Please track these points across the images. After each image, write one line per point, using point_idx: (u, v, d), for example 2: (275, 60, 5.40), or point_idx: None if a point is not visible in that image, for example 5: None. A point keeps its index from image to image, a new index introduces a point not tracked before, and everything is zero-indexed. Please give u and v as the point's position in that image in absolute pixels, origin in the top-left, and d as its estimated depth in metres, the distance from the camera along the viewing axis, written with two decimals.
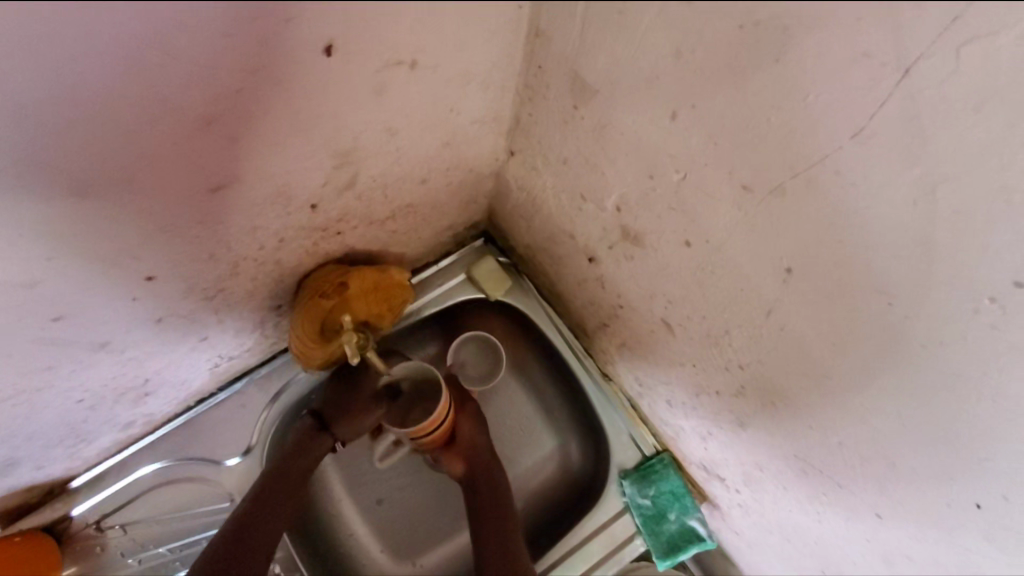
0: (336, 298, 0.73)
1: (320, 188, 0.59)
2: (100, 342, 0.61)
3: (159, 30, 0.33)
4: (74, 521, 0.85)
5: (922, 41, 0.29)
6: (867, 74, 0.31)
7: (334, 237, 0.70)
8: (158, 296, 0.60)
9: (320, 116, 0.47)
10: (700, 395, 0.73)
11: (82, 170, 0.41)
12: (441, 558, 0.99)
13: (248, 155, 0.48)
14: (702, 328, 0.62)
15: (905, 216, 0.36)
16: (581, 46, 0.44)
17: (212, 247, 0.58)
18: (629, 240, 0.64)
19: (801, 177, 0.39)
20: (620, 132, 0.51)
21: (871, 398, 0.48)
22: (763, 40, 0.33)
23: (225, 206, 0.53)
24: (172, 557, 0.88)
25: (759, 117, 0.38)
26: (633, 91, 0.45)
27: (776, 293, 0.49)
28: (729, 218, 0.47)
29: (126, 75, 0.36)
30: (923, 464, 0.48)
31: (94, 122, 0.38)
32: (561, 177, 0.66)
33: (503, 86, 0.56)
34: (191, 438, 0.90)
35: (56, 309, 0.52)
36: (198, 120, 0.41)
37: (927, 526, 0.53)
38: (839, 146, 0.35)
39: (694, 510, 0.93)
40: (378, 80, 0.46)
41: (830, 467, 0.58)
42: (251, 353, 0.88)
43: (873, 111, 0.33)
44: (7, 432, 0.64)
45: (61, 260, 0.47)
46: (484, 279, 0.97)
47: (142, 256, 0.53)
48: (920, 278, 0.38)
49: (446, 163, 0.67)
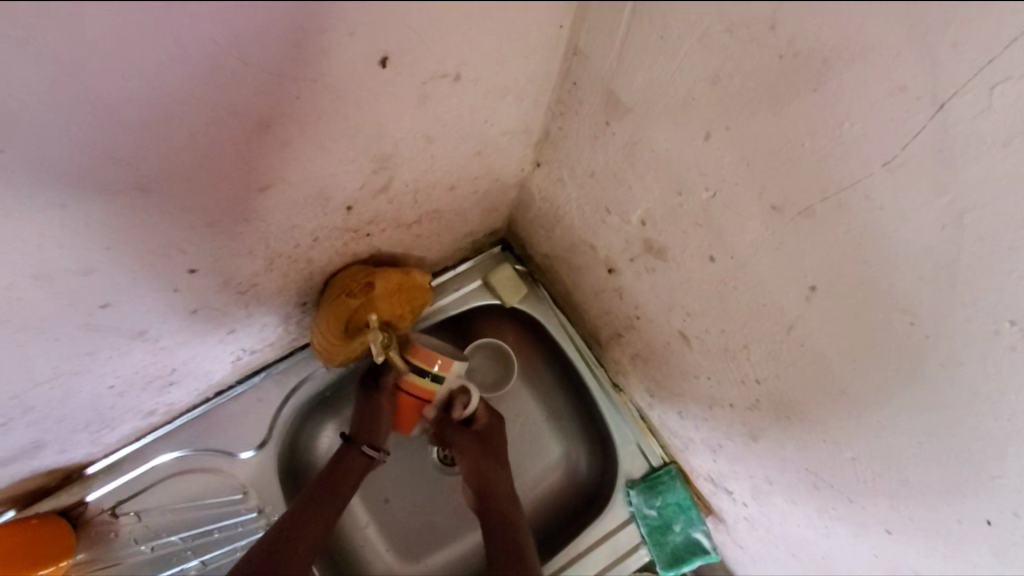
0: (363, 297, 0.75)
1: (357, 191, 0.61)
2: (137, 331, 0.63)
3: (242, 41, 0.36)
4: (91, 506, 0.86)
5: (956, 78, 0.30)
6: (901, 107, 0.33)
7: (363, 238, 0.72)
8: (197, 288, 0.62)
9: (368, 121, 0.49)
10: (713, 407, 0.75)
11: (148, 166, 0.43)
12: (447, 559, 1.01)
13: (299, 157, 0.50)
14: (720, 341, 0.64)
15: (928, 240, 0.37)
16: (621, 66, 0.47)
17: (251, 243, 0.59)
18: (652, 254, 0.66)
19: (830, 200, 0.41)
20: (651, 149, 0.53)
21: (887, 415, 0.49)
22: (803, 71, 0.35)
23: (269, 204, 0.55)
24: (184, 546, 0.90)
25: (792, 141, 0.40)
26: (668, 111, 0.47)
27: (798, 309, 0.50)
28: (755, 236, 0.49)
29: (204, 81, 0.38)
30: (934, 480, 0.49)
31: (165, 122, 0.40)
32: (586, 190, 0.69)
33: (538, 99, 0.58)
34: (209, 429, 0.91)
35: (104, 297, 0.54)
36: (258, 122, 0.43)
37: (937, 543, 0.54)
38: (869, 172, 0.37)
39: (698, 522, 0.95)
40: (425, 91, 0.49)
41: (841, 481, 0.60)
42: (272, 349, 0.90)
43: (906, 141, 0.34)
44: (40, 415, 0.66)
45: (116, 251, 0.49)
46: (501, 287, 0.99)
47: (188, 250, 0.54)
48: (939, 299, 0.39)
49: (476, 171, 0.69)
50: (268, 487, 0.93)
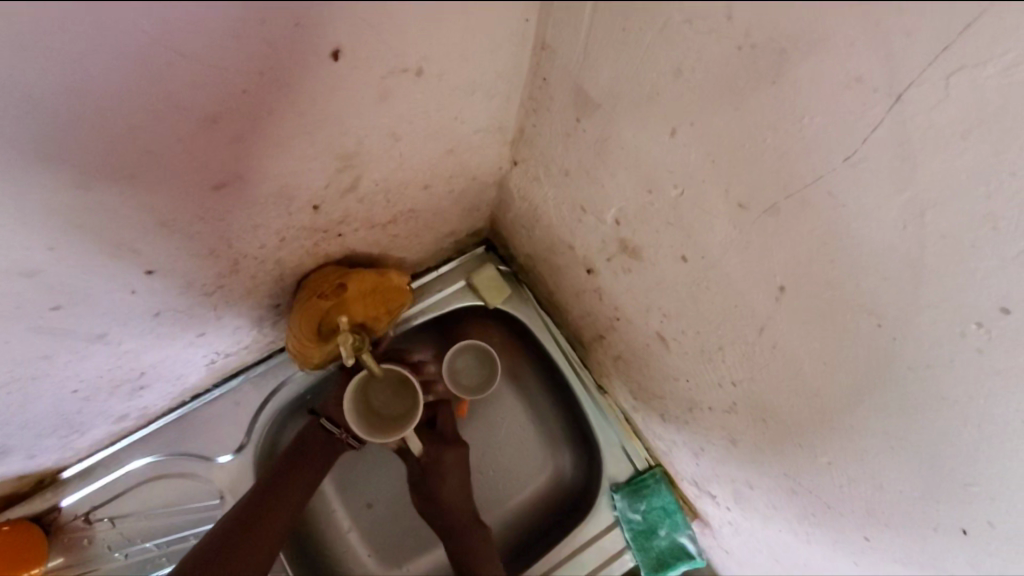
0: (334, 298, 0.73)
1: (323, 190, 0.59)
2: (98, 333, 0.61)
3: (172, 30, 0.34)
4: (64, 512, 0.85)
5: (912, 69, 0.29)
6: (860, 99, 0.31)
7: (335, 239, 0.71)
8: (159, 289, 0.60)
9: (326, 118, 0.48)
10: (693, 410, 0.73)
11: (88, 163, 0.41)
12: (429, 564, 0.99)
13: (252, 154, 0.49)
14: (697, 343, 0.62)
15: (894, 239, 0.36)
16: (585, 60, 0.45)
17: (212, 243, 0.58)
18: (627, 253, 0.64)
19: (795, 198, 0.39)
20: (621, 146, 0.51)
21: (861, 420, 0.48)
22: (762, 62, 0.33)
23: (228, 204, 0.53)
24: (158, 553, 0.88)
25: (756, 136, 0.38)
26: (634, 106, 0.46)
27: (769, 310, 0.49)
28: (725, 235, 0.47)
29: (137, 74, 0.36)
30: (910, 488, 0.48)
31: (100, 117, 0.38)
32: (561, 189, 0.67)
33: (508, 96, 0.57)
34: (184, 433, 0.90)
35: (57, 298, 0.52)
36: (202, 118, 0.42)
37: (914, 551, 0.52)
38: (831, 168, 0.36)
39: (683, 526, 0.94)
40: (385, 87, 0.47)
41: (819, 487, 0.58)
42: (248, 351, 0.88)
43: (866, 134, 0.33)
44: (1, 420, 0.64)
45: (64, 250, 0.48)
46: (484, 288, 0.98)
47: (143, 250, 0.53)
48: (906, 300, 0.38)
49: (449, 170, 0.67)
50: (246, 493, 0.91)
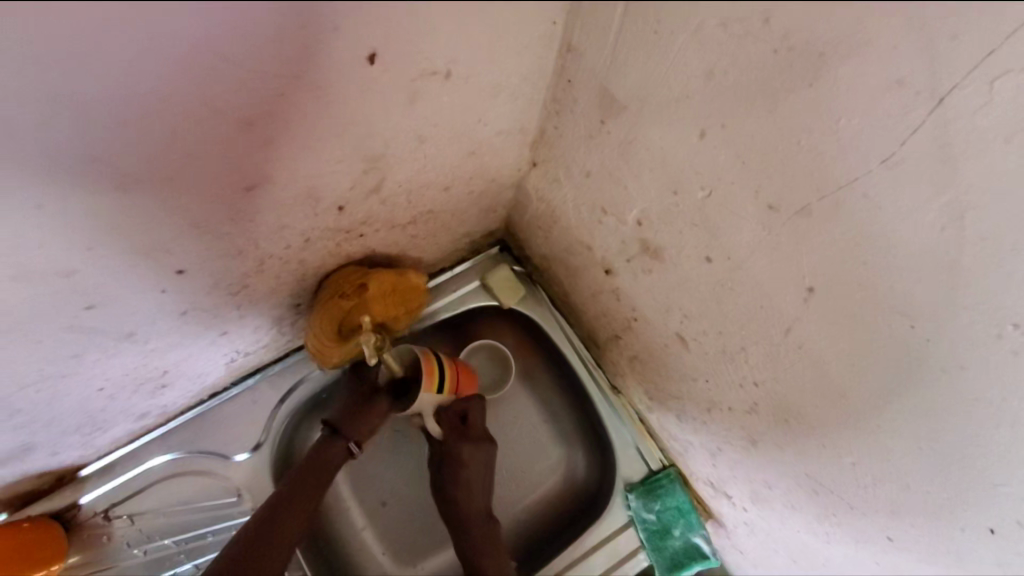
0: (355, 298, 0.74)
1: (348, 190, 0.60)
2: (126, 333, 0.62)
3: (218, 36, 0.34)
4: (84, 509, 0.86)
5: (954, 72, 0.29)
6: (899, 102, 0.32)
7: (357, 239, 0.71)
8: (187, 289, 0.61)
9: (357, 120, 0.49)
10: (712, 411, 0.73)
11: (128, 165, 0.42)
12: (444, 563, 1.00)
13: (284, 156, 0.49)
14: (718, 343, 0.63)
15: (927, 240, 0.36)
16: (615, 63, 0.46)
17: (240, 243, 0.59)
18: (649, 254, 0.65)
19: (828, 199, 0.40)
20: (647, 148, 0.52)
21: (887, 419, 0.48)
22: (800, 65, 0.34)
23: (258, 204, 0.54)
24: (176, 550, 0.88)
25: (789, 139, 0.38)
26: (663, 108, 0.46)
27: (796, 311, 0.49)
28: (751, 236, 0.48)
29: (181, 78, 0.37)
30: (936, 488, 0.48)
31: (143, 121, 0.39)
32: (582, 190, 0.68)
33: (533, 98, 0.57)
34: (203, 431, 0.91)
35: (90, 298, 0.53)
36: (240, 120, 0.42)
37: (938, 551, 0.53)
38: (866, 171, 0.36)
39: (698, 527, 0.94)
40: (415, 89, 0.48)
41: (841, 487, 0.58)
42: (266, 350, 0.89)
43: (904, 137, 0.33)
44: (29, 418, 0.65)
45: (100, 251, 0.48)
46: (499, 288, 0.98)
47: (175, 250, 0.54)
48: (938, 301, 0.38)
49: (471, 171, 0.68)
50: (263, 491, 0.91)
